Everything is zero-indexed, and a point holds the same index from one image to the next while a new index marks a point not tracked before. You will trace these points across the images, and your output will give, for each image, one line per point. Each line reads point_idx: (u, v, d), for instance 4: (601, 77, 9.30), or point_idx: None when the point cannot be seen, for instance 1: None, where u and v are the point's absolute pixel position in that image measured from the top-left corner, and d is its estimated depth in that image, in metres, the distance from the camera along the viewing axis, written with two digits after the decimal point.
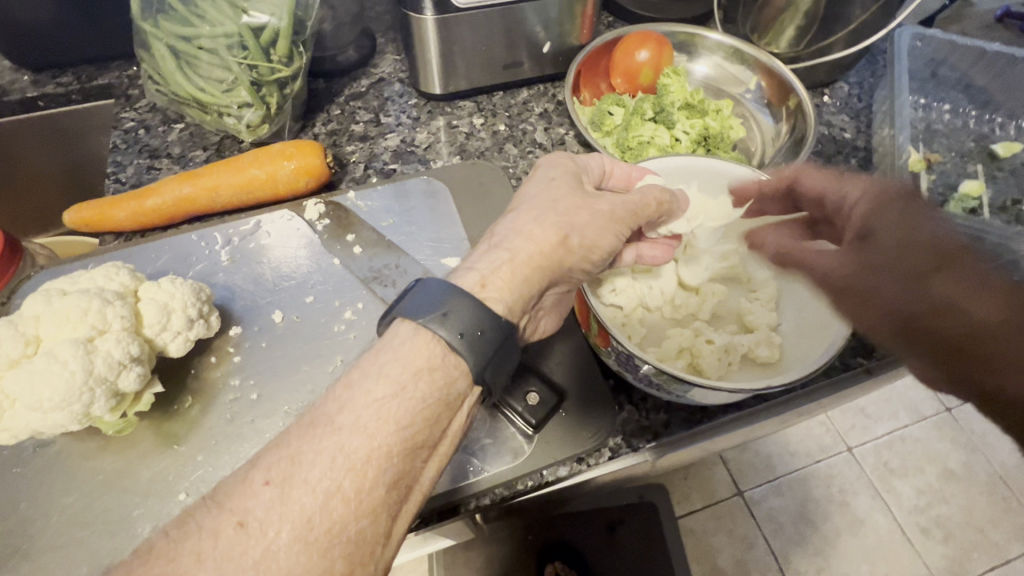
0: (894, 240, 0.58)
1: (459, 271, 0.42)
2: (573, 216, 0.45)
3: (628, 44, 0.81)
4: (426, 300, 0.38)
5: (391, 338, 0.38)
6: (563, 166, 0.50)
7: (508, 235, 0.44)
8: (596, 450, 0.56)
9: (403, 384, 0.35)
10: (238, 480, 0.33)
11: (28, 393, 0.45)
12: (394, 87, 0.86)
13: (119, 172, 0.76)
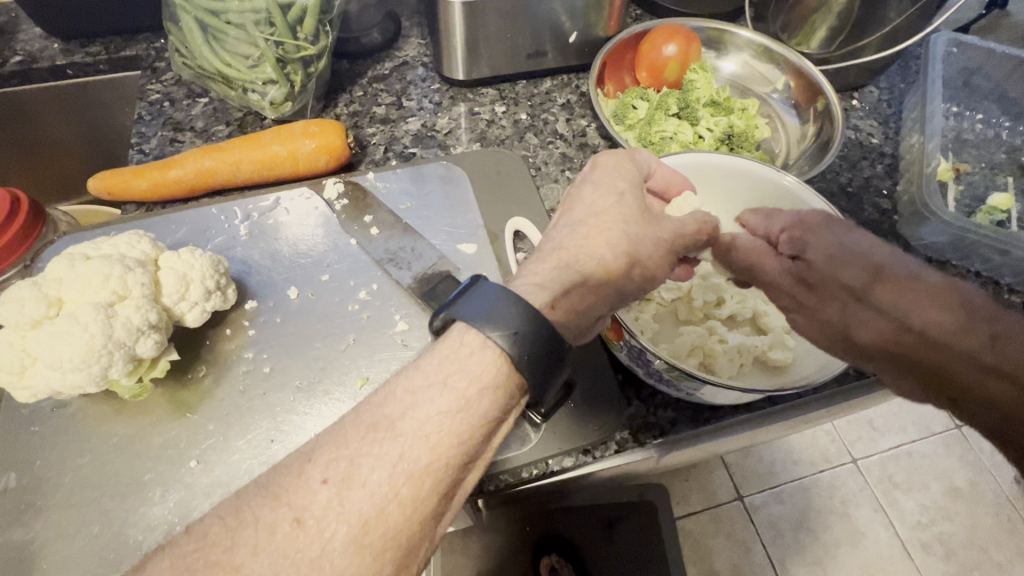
0: (832, 269, 0.51)
1: (526, 284, 0.40)
2: (635, 243, 0.44)
3: (656, 38, 0.80)
4: (484, 304, 0.36)
5: (455, 343, 0.36)
6: (630, 178, 0.48)
7: (574, 252, 0.43)
8: (602, 443, 0.56)
9: (470, 396, 0.34)
10: (292, 471, 0.32)
11: (49, 353, 0.45)
12: (417, 71, 0.86)
13: (143, 143, 0.76)
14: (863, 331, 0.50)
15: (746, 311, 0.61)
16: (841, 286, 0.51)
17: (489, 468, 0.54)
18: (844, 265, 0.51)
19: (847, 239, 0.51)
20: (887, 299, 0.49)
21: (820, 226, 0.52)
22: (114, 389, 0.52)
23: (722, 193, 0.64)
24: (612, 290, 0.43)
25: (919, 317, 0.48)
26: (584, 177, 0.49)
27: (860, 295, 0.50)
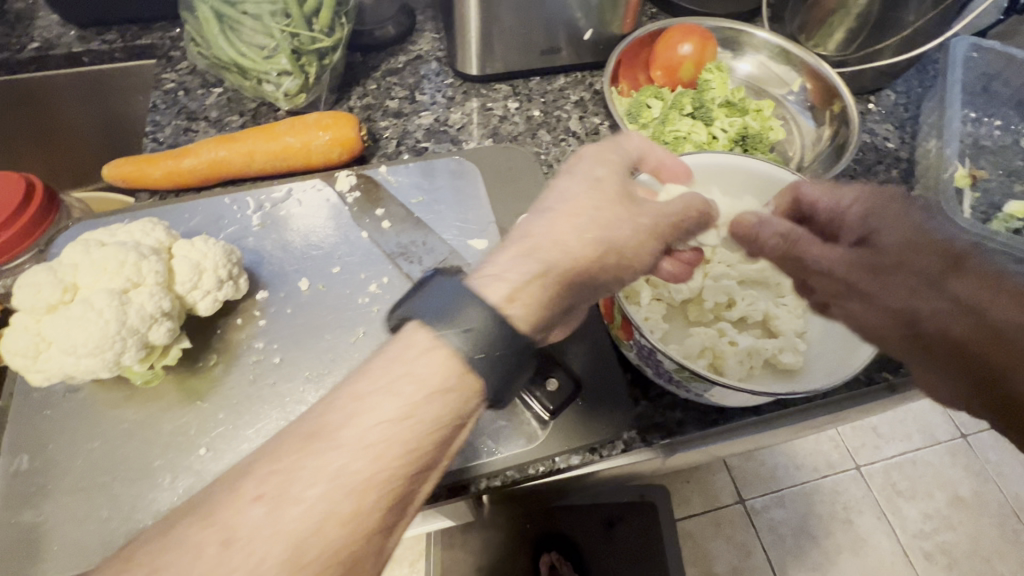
0: (901, 253, 0.52)
1: (487, 274, 0.40)
2: (609, 230, 0.43)
3: (673, 36, 0.79)
4: (435, 301, 0.38)
5: (404, 348, 0.37)
6: (608, 164, 0.48)
7: (543, 241, 0.42)
8: (609, 442, 0.55)
9: (412, 404, 0.35)
10: (235, 483, 0.33)
11: (64, 338, 0.46)
12: (430, 66, 0.86)
13: (158, 132, 0.77)
14: (931, 318, 0.49)
15: (757, 313, 0.61)
16: (904, 272, 0.52)
17: (495, 464, 0.54)
18: (913, 252, 0.52)
19: (920, 227, 0.53)
20: (963, 289, 0.49)
21: (887, 208, 0.54)
22: (126, 375, 0.52)
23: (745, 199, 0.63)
24: (581, 280, 0.43)
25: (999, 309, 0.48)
26: (566, 167, 0.48)
27: (929, 283, 0.50)
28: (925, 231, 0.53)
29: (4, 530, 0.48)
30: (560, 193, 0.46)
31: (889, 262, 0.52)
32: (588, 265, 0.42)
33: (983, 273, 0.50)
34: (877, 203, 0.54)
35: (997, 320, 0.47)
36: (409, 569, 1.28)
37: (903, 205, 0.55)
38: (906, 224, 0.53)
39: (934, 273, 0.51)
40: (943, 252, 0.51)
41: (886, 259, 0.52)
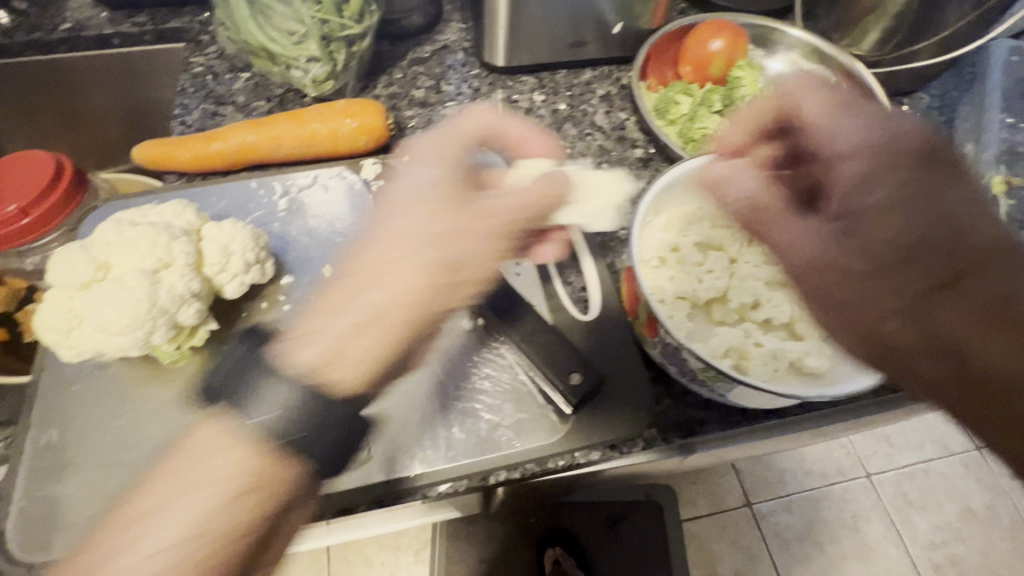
0: (829, 227, 0.48)
1: (303, 339, 0.49)
2: (399, 238, 0.52)
3: (703, 32, 0.79)
4: (264, 374, 0.50)
5: (199, 444, 0.43)
6: (431, 176, 0.57)
7: (377, 272, 0.50)
8: (630, 439, 0.55)
9: (225, 487, 0.41)
10: (113, 529, 0.41)
11: (98, 315, 0.46)
12: (456, 56, 0.85)
13: (185, 115, 0.77)
14: (899, 328, 0.43)
15: (784, 316, 0.60)
16: (879, 254, 0.45)
17: (515, 457, 0.53)
18: (906, 231, 0.46)
19: (932, 202, 0.46)
20: (884, 283, 0.44)
21: (874, 171, 0.50)
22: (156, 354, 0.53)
23: None
24: (431, 299, 0.50)
25: (976, 305, 0.42)
26: (399, 186, 0.56)
27: (928, 289, 0.43)
28: (941, 207, 0.46)
29: (30, 502, 0.48)
30: (393, 215, 0.55)
31: (884, 259, 0.45)
32: (421, 286, 0.49)
33: (982, 250, 0.44)
34: (848, 148, 0.53)
35: (966, 325, 0.42)
36: (414, 557, 1.29)
37: (914, 165, 0.49)
38: (884, 198, 0.48)
39: (920, 244, 0.45)
40: (937, 230, 0.45)
41: (868, 227, 0.47)
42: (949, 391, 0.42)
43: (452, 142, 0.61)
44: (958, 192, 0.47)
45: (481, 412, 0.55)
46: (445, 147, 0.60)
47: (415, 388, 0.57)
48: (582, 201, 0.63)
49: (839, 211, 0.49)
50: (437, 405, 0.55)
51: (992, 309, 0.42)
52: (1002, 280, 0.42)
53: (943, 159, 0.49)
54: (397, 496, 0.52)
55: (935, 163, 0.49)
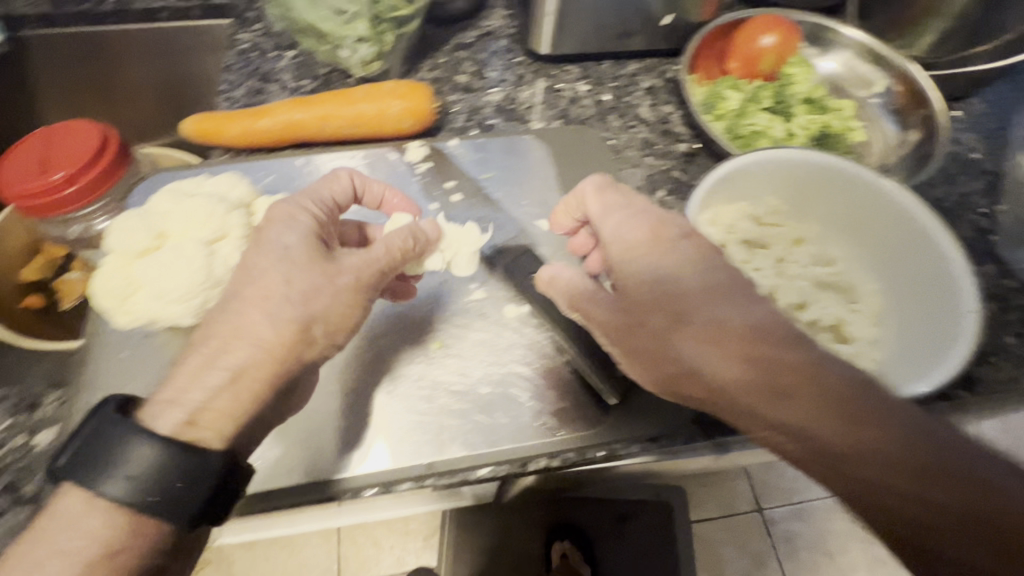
0: (646, 287, 0.45)
1: (162, 399, 0.40)
2: (271, 292, 0.42)
3: (754, 26, 0.77)
4: (90, 450, 0.38)
5: (53, 510, 0.37)
6: (295, 226, 0.46)
7: (230, 337, 0.41)
8: (672, 434, 0.54)
9: (75, 556, 0.35)
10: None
11: (156, 283, 0.47)
12: (500, 42, 0.85)
13: (231, 92, 0.78)
14: (800, 423, 0.36)
15: (828, 318, 0.60)
16: (652, 320, 0.43)
17: (555, 446, 0.53)
18: (661, 295, 0.43)
19: (662, 263, 0.45)
20: (688, 334, 0.41)
21: (641, 244, 0.47)
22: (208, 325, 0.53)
23: (816, 193, 0.63)
24: (305, 356, 0.43)
25: (746, 349, 0.39)
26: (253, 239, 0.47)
27: (671, 334, 0.42)
28: (655, 270, 0.45)
29: None
30: (254, 274, 0.45)
31: (639, 313, 0.44)
32: (287, 342, 0.42)
33: (704, 306, 0.42)
34: (632, 236, 0.48)
35: (747, 374, 0.38)
36: (424, 542, 1.30)
37: (651, 234, 0.47)
38: (644, 268, 0.45)
39: (674, 304, 0.42)
40: (718, 283, 0.43)
41: (634, 306, 0.45)
42: (790, 453, 0.37)
43: (318, 198, 0.51)
44: (680, 251, 0.45)
45: (525, 399, 0.55)
46: (302, 200, 0.50)
47: (455, 372, 0.57)
48: (444, 246, 0.61)
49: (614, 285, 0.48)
50: (479, 390, 0.55)
51: (757, 354, 0.38)
52: (739, 324, 0.40)
53: (683, 240, 0.46)
54: (437, 477, 0.51)
55: (669, 233, 0.47)
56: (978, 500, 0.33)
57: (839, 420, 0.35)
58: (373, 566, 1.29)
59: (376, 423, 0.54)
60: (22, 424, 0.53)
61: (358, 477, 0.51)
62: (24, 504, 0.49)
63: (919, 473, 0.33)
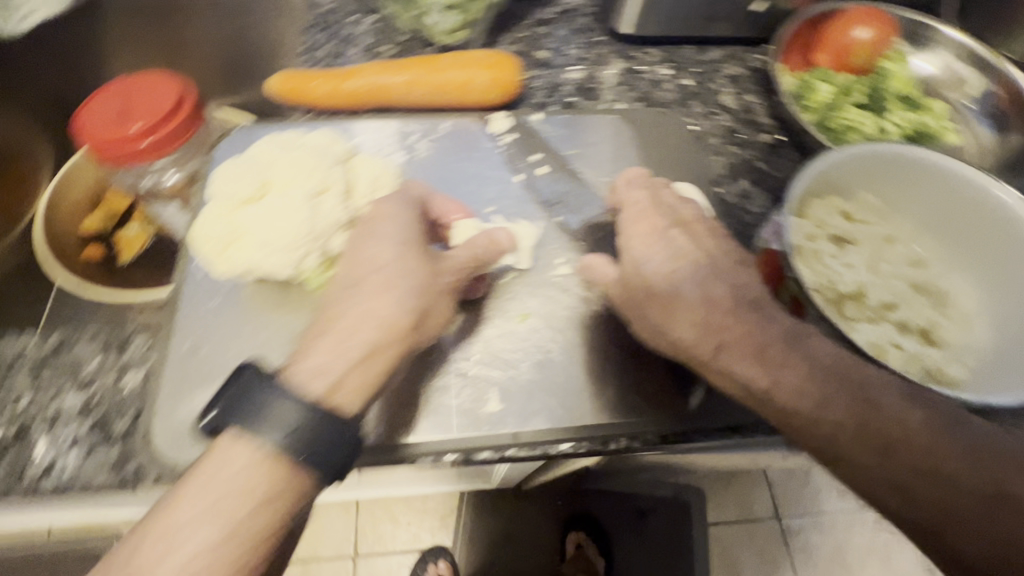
0: (644, 272, 0.51)
1: (299, 371, 0.40)
2: (395, 280, 0.44)
3: (848, 19, 0.74)
4: (240, 402, 0.39)
5: (209, 454, 0.39)
6: (402, 219, 0.48)
7: (351, 316, 0.42)
8: (755, 424, 0.54)
9: (243, 496, 0.37)
10: (111, 554, 0.36)
11: (264, 231, 0.47)
12: (580, 20, 0.83)
13: (314, 53, 0.78)
14: (818, 421, 0.42)
15: (919, 321, 0.58)
16: (635, 295, 0.51)
17: (637, 426, 0.52)
18: (643, 276, 0.51)
19: (649, 248, 0.52)
20: (659, 308, 0.49)
21: (642, 234, 0.54)
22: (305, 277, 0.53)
23: (920, 192, 0.61)
24: (412, 346, 0.44)
25: (697, 316, 0.47)
26: (358, 230, 0.48)
27: (644, 306, 0.50)
28: (642, 253, 0.52)
29: (176, 407, 0.50)
30: (363, 262, 0.46)
31: (671, 322, 0.48)
32: (402, 330, 0.43)
33: (671, 280, 0.50)
34: (630, 227, 0.55)
35: (697, 335, 0.47)
36: (440, 522, 1.27)
37: (647, 222, 0.55)
38: (634, 252, 0.53)
39: (654, 283, 0.50)
40: (687, 264, 0.51)
41: (623, 283, 0.52)
42: (728, 394, 0.46)
43: (413, 196, 0.52)
44: (667, 240, 0.53)
45: (609, 377, 0.54)
46: (408, 199, 0.51)
47: (542, 347, 0.55)
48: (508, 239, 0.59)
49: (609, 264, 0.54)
50: (562, 365, 0.54)
51: (709, 319, 0.47)
52: (696, 296, 0.49)
53: (672, 228, 0.54)
54: (518, 448, 0.51)
55: (661, 225, 0.54)
56: (866, 420, 0.41)
57: (763, 364, 0.44)
58: (390, 543, 1.25)
59: (467, 392, 0.53)
60: (111, 364, 0.53)
61: (439, 443, 0.50)
62: (114, 441, 0.49)
63: (824, 400, 0.42)
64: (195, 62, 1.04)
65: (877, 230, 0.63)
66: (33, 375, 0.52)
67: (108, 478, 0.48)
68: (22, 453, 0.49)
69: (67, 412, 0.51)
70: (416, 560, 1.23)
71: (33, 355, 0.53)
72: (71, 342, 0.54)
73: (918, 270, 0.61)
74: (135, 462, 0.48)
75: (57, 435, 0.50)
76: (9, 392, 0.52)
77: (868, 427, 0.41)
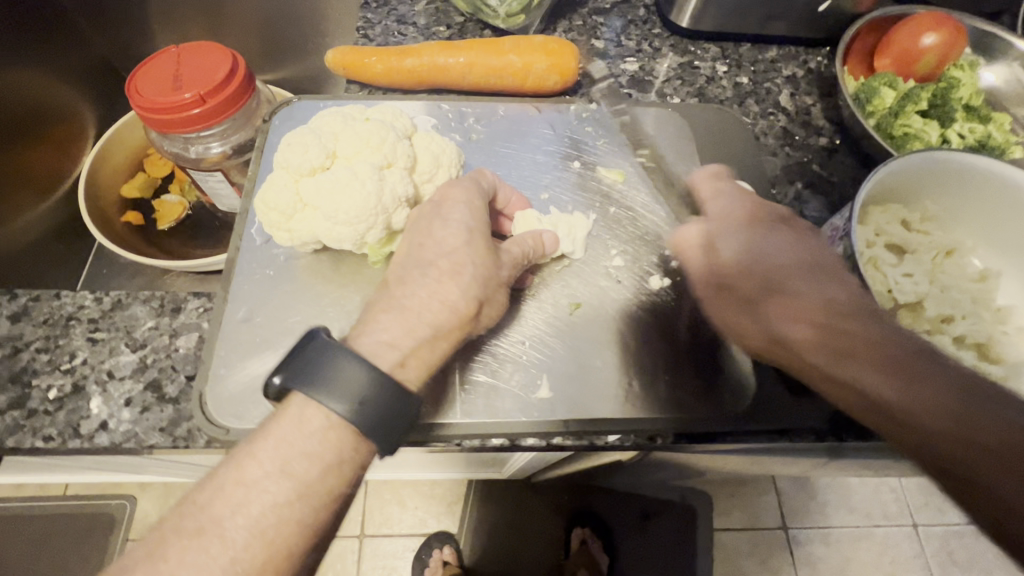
0: (743, 263, 0.51)
1: (369, 343, 0.42)
2: (463, 265, 0.45)
3: (916, 21, 0.71)
4: (308, 369, 0.40)
5: (279, 415, 0.40)
6: (467, 206, 0.49)
7: (419, 296, 0.44)
8: (804, 429, 0.53)
9: (313, 458, 0.38)
10: (183, 501, 0.37)
11: (330, 201, 0.48)
12: (638, 11, 0.82)
13: (369, 29, 0.77)
14: (927, 425, 0.38)
15: (979, 336, 0.56)
16: (739, 290, 0.50)
17: (685, 422, 0.52)
18: (752, 271, 0.50)
19: (766, 245, 0.51)
20: (760, 296, 0.49)
21: (751, 228, 0.53)
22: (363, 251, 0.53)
23: (987, 202, 0.59)
24: (471, 332, 0.46)
25: (813, 316, 0.46)
26: (428, 207, 0.49)
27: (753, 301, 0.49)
28: (755, 249, 0.51)
29: (229, 372, 0.50)
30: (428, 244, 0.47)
31: (770, 311, 0.48)
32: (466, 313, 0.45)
33: (787, 278, 0.49)
34: (737, 222, 0.54)
35: (796, 327, 0.46)
36: (446, 508, 1.25)
37: (754, 219, 0.53)
38: (745, 246, 0.52)
39: (766, 279, 0.49)
40: (802, 265, 0.50)
41: (729, 277, 0.51)
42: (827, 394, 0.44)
43: (479, 181, 0.53)
44: (782, 241, 0.52)
45: (658, 370, 0.54)
46: (473, 186, 0.52)
47: (591, 335, 0.55)
48: (558, 224, 0.59)
49: (713, 256, 0.54)
50: (612, 356, 0.54)
51: (827, 320, 0.45)
52: (814, 297, 0.47)
53: (784, 228, 0.53)
54: (565, 436, 0.51)
55: (770, 223, 0.53)
56: (988, 431, 0.37)
57: (890, 372, 0.41)
58: (396, 525, 1.23)
59: (517, 374, 0.53)
60: (166, 326, 0.53)
61: (487, 426, 0.50)
62: (167, 402, 0.50)
63: (970, 415, 0.38)
64: (236, 33, 1.02)
65: (937, 240, 0.61)
66: (89, 332, 0.53)
67: (161, 439, 0.48)
68: (76, 408, 0.49)
69: (122, 371, 0.51)
70: (421, 544, 1.22)
71: (90, 312, 0.54)
72: (128, 302, 0.54)
73: (977, 284, 0.60)
74: (187, 424, 0.49)
75: (111, 393, 0.50)
76: (64, 347, 0.52)
77: (991, 439, 0.36)
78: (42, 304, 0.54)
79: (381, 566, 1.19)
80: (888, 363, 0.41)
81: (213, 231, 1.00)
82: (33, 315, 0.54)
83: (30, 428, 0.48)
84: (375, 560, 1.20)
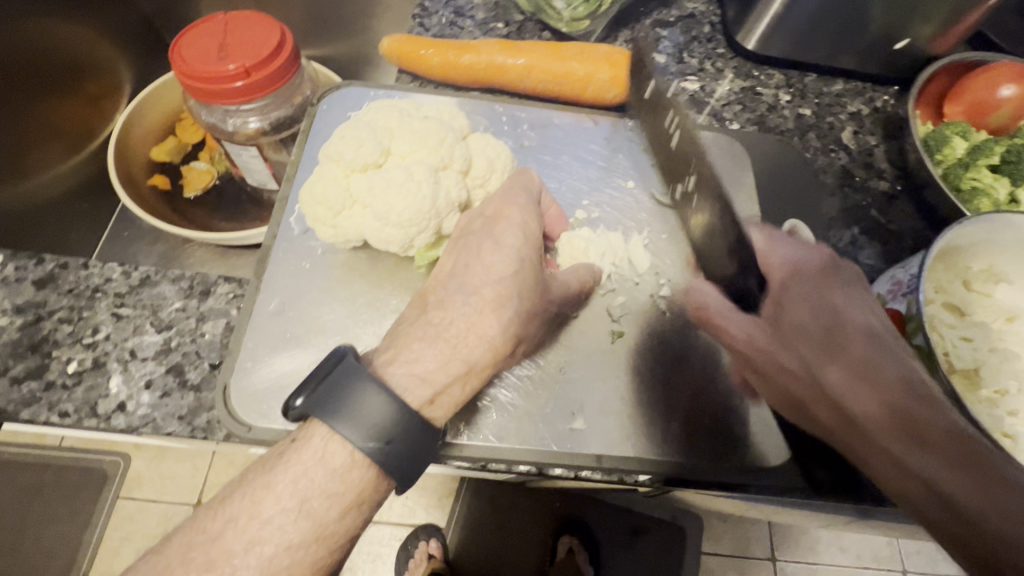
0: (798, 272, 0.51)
1: (405, 363, 0.40)
2: (509, 299, 0.44)
3: (994, 72, 0.68)
4: (336, 397, 0.37)
5: (300, 443, 0.38)
6: (521, 230, 0.47)
7: (470, 332, 0.42)
8: (840, 492, 0.50)
9: (334, 498, 0.37)
10: (191, 526, 0.36)
11: (383, 202, 0.46)
12: (703, 28, 0.79)
13: (425, 18, 0.75)
14: (949, 474, 0.38)
15: None
16: (803, 348, 0.47)
17: (713, 470, 0.50)
18: (815, 329, 0.47)
19: (833, 300, 0.48)
20: (793, 305, 0.49)
21: (819, 279, 0.50)
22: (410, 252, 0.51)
23: None
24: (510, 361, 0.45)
25: (888, 394, 0.42)
26: (482, 225, 0.47)
27: (813, 360, 0.46)
28: (820, 303, 0.48)
29: (256, 366, 0.48)
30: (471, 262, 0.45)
31: (795, 327, 0.48)
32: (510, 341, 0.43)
33: (854, 338, 0.46)
34: (807, 270, 0.50)
35: (817, 347, 0.47)
36: (436, 501, 1.22)
37: (827, 270, 0.50)
38: (812, 299, 0.49)
39: (834, 338, 0.46)
40: (876, 330, 0.46)
41: (789, 330, 0.48)
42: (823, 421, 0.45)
43: (534, 198, 0.51)
44: (858, 298, 0.48)
45: (700, 413, 0.52)
46: (529, 202, 0.50)
47: (627, 369, 0.53)
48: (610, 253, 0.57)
49: (774, 305, 0.50)
50: (648, 393, 0.52)
51: (905, 404, 0.41)
52: (892, 371, 0.43)
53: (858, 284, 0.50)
54: (595, 471, 0.49)
55: (842, 276, 0.50)
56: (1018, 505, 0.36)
57: (964, 469, 0.38)
58: (384, 512, 1.20)
59: (550, 400, 0.50)
60: (192, 309, 0.51)
61: (513, 452, 0.48)
62: (188, 389, 0.48)
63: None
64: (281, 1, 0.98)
65: (999, 304, 0.58)
66: (114, 307, 0.51)
67: (177, 428, 0.46)
68: (95, 385, 0.47)
69: (144, 351, 0.49)
70: (408, 534, 1.19)
71: (117, 286, 0.52)
72: (156, 279, 0.52)
73: None
74: (208, 415, 0.47)
75: (132, 373, 0.48)
76: (88, 320, 0.50)
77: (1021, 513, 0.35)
78: (69, 273, 0.52)
79: (366, 552, 1.18)
80: (924, 406, 0.41)
81: (238, 205, 0.98)
82: (59, 283, 0.52)
83: (46, 402, 0.47)
84: (363, 547, 1.20)
